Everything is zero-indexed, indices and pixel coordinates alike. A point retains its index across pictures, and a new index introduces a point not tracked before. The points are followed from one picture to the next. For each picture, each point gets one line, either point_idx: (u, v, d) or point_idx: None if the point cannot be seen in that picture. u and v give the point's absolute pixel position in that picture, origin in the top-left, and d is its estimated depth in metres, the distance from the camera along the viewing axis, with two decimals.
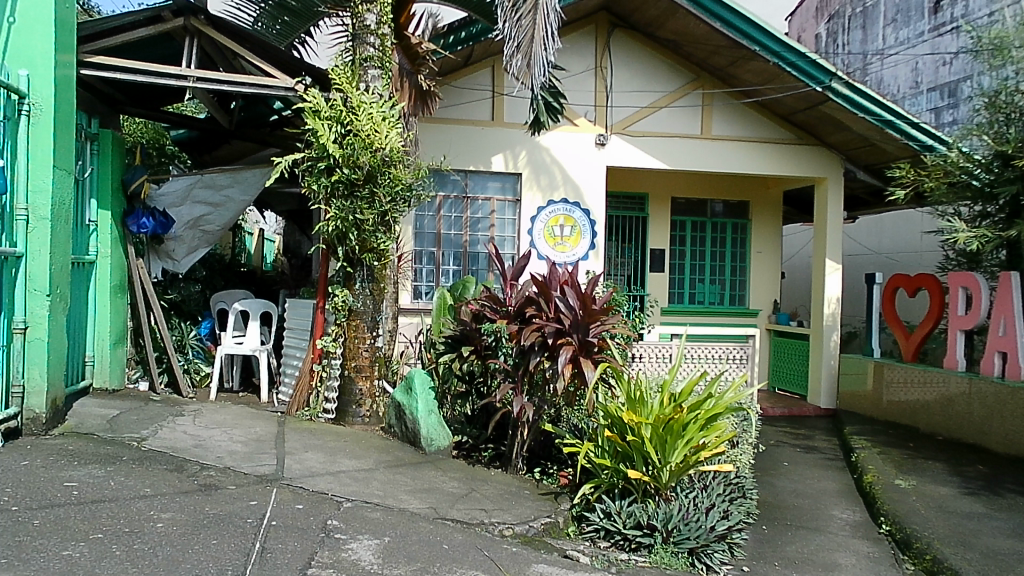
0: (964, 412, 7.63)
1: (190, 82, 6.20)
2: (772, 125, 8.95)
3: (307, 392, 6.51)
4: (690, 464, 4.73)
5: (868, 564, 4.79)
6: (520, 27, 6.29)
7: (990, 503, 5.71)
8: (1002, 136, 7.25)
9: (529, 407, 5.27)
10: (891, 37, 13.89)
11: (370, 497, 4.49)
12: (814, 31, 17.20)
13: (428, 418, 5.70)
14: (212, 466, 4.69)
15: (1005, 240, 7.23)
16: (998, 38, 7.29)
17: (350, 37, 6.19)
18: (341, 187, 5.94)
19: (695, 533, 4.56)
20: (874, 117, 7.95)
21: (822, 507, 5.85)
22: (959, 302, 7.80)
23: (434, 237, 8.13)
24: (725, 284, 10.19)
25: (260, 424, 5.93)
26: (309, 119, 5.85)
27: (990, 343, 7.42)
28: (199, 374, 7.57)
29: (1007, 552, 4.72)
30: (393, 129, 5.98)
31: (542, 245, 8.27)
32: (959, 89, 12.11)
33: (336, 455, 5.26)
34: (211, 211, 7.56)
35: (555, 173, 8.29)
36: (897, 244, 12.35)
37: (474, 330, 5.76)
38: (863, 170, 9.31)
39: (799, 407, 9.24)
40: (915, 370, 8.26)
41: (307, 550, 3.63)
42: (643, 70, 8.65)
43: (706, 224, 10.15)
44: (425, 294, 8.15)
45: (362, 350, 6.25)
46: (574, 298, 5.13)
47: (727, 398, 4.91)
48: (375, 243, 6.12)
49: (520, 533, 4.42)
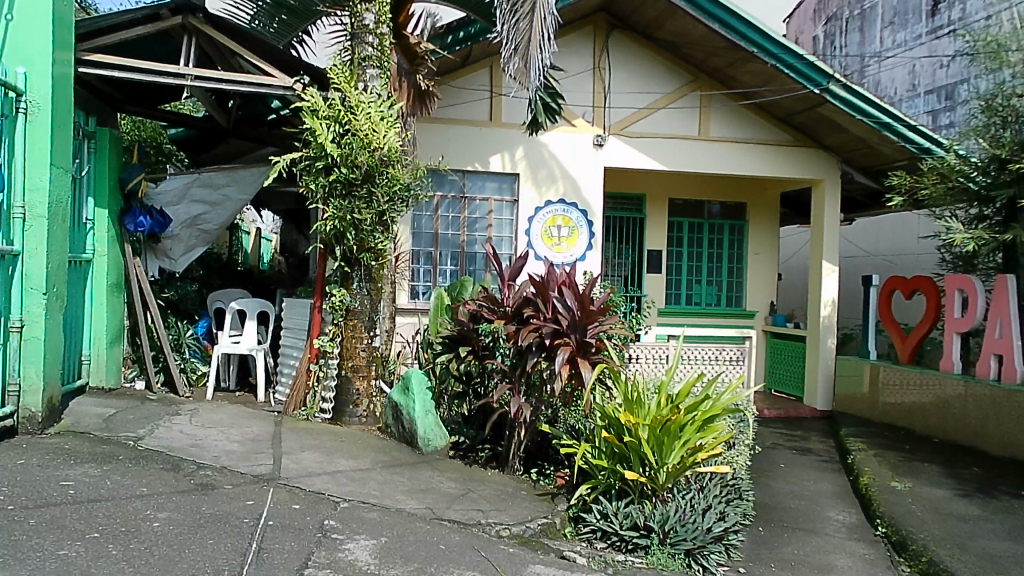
0: (960, 414, 7.63)
1: (189, 80, 6.18)
2: (769, 126, 8.96)
3: (305, 392, 6.50)
4: (687, 465, 4.74)
5: (864, 565, 4.79)
6: (517, 31, 6.29)
7: (985, 505, 5.73)
8: (999, 139, 7.26)
9: (525, 408, 5.28)
10: (888, 39, 13.92)
11: (368, 497, 4.49)
12: (812, 32, 17.24)
13: (425, 419, 5.70)
14: (209, 466, 4.68)
15: (1001, 242, 7.26)
16: (994, 42, 7.31)
17: (349, 37, 6.19)
18: (338, 186, 5.94)
19: (691, 534, 4.56)
20: (872, 119, 7.97)
21: (818, 508, 5.86)
22: (956, 304, 7.81)
23: (432, 237, 8.13)
24: (722, 285, 10.20)
25: (256, 424, 5.92)
26: (308, 118, 5.85)
27: (986, 346, 7.44)
28: (196, 373, 7.56)
29: (1002, 555, 4.74)
30: (392, 128, 5.98)
31: (539, 246, 8.27)
32: (956, 92, 12.15)
33: (333, 456, 5.26)
34: (208, 210, 7.53)
35: (553, 173, 8.29)
36: (894, 246, 12.38)
37: (472, 330, 5.76)
38: (860, 172, 9.32)
39: (795, 409, 9.28)
40: (910, 372, 8.29)
41: (304, 549, 3.63)
42: (642, 71, 8.66)
43: (702, 226, 10.16)
44: (422, 295, 8.14)
45: (359, 350, 6.24)
46: (573, 299, 5.13)
47: (725, 400, 4.91)
48: (373, 242, 6.11)
49: (517, 533, 4.42)
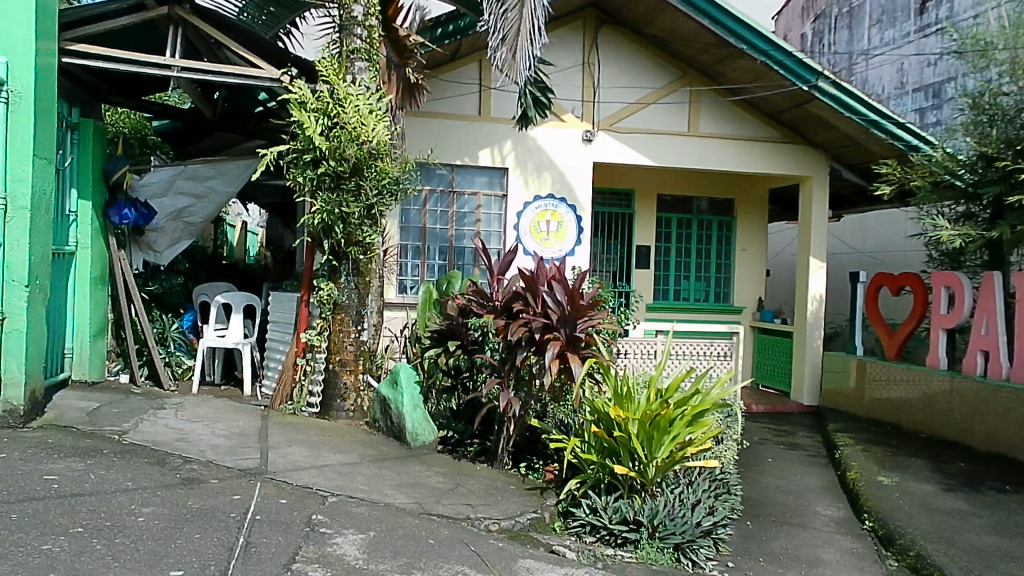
0: (946, 410, 7.69)
1: (174, 72, 6.08)
2: (757, 122, 8.98)
3: (291, 385, 6.47)
4: (677, 459, 4.71)
5: (852, 560, 4.80)
6: (505, 21, 6.26)
7: (972, 500, 5.75)
8: (986, 137, 7.30)
9: (515, 403, 5.23)
10: (877, 37, 14.01)
11: (355, 491, 4.47)
12: (800, 30, 17.31)
13: (414, 413, 5.66)
14: (194, 460, 4.64)
15: (988, 240, 7.32)
16: (983, 40, 7.40)
17: (337, 28, 6.13)
18: (327, 179, 5.88)
19: (681, 528, 4.54)
20: (861, 116, 7.99)
21: (805, 503, 5.87)
22: (942, 301, 7.85)
23: (420, 231, 8.11)
24: (710, 281, 10.22)
25: (243, 418, 5.87)
26: (295, 110, 5.76)
27: (973, 342, 7.47)
28: (181, 367, 7.54)
29: (989, 549, 4.76)
30: (380, 121, 5.92)
31: (528, 241, 8.23)
32: (944, 90, 12.23)
33: (321, 450, 5.22)
34: (194, 203, 7.45)
35: (542, 168, 8.27)
36: (881, 243, 12.45)
37: (460, 324, 5.70)
38: (848, 169, 9.36)
39: (782, 404, 9.32)
40: (897, 368, 8.33)
41: (292, 544, 3.60)
42: (631, 66, 8.65)
43: (691, 222, 10.16)
44: (410, 289, 8.11)
45: (346, 345, 6.18)
46: (563, 294, 5.09)
47: (714, 395, 4.89)
48: (361, 235, 6.08)
49: (505, 528, 4.38)
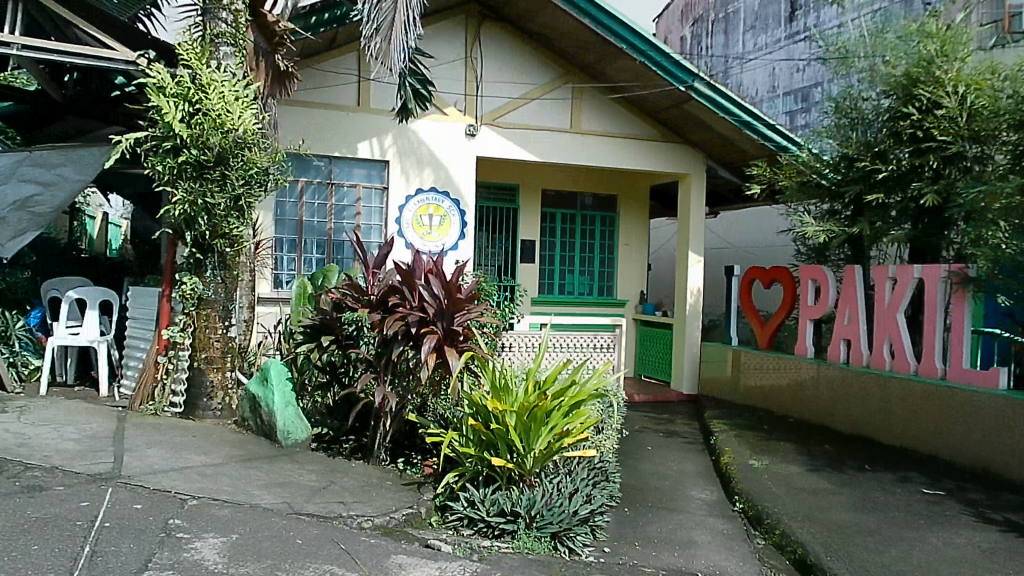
0: (812, 395, 8.10)
1: (15, 50, 5.78)
2: (637, 120, 9.20)
3: (152, 384, 6.16)
4: (554, 450, 4.79)
5: (723, 540, 4.99)
6: (381, 10, 6.17)
7: (834, 480, 6.09)
8: (847, 139, 7.73)
9: (391, 398, 5.20)
10: (750, 43, 14.63)
11: (218, 493, 4.29)
12: (679, 33, 17.88)
13: (285, 411, 5.50)
14: (38, 466, 4.34)
15: (850, 235, 7.77)
16: (844, 48, 7.71)
17: (199, 11, 5.86)
18: (189, 168, 5.64)
19: (558, 517, 4.60)
20: (735, 117, 8.32)
21: (680, 488, 6.06)
22: (809, 293, 8.28)
23: (296, 224, 7.89)
24: (594, 275, 10.42)
25: (97, 420, 5.55)
26: (152, 95, 5.51)
27: (837, 331, 7.87)
28: (27, 368, 6.99)
29: (848, 525, 5.04)
30: (247, 109, 5.73)
31: (410, 235, 8.14)
32: (811, 94, 12.90)
33: (182, 451, 5.00)
34: (41, 190, 7.00)
35: (424, 162, 8.20)
36: (754, 239, 13.02)
37: (335, 319, 5.60)
38: (723, 167, 9.73)
39: (663, 394, 9.61)
40: (768, 357, 8.72)
41: (144, 550, 3.42)
42: (513, 61, 8.67)
43: (575, 217, 10.32)
44: (286, 284, 7.88)
45: (212, 341, 5.99)
46: (439, 287, 5.08)
47: (590, 385, 4.98)
48: (227, 228, 5.84)
49: (379, 524, 4.31)
